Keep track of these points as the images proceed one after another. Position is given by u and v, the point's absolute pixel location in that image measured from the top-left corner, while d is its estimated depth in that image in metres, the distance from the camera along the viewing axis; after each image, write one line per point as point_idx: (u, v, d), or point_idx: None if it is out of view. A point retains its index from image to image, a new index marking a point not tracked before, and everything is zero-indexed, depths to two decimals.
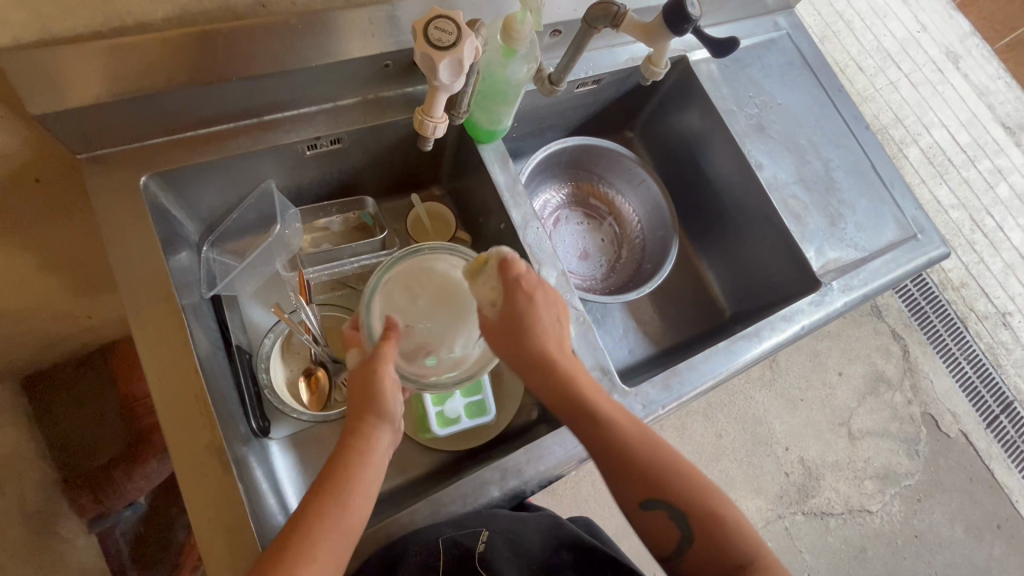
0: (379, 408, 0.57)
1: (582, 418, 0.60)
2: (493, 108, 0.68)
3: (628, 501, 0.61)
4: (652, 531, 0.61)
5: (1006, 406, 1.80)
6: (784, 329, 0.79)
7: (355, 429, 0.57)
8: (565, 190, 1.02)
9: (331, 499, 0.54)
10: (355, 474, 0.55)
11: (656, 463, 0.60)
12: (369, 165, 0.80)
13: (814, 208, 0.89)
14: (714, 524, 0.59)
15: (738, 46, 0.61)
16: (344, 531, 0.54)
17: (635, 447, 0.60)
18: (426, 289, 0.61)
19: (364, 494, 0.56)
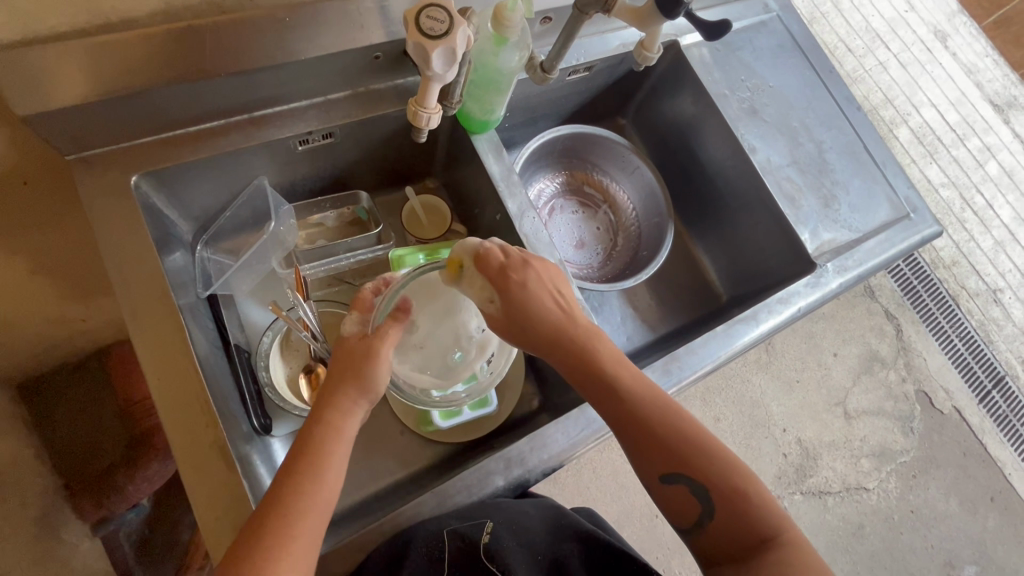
0: (361, 377, 0.57)
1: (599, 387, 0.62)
2: (486, 98, 0.67)
3: (647, 473, 0.61)
4: (672, 503, 0.60)
5: (998, 381, 1.83)
6: (781, 312, 0.79)
7: (334, 400, 0.57)
8: (559, 179, 1.02)
9: (308, 471, 0.53)
10: (332, 445, 0.55)
11: (676, 433, 0.60)
12: (362, 159, 0.80)
13: (808, 190, 0.89)
14: (736, 496, 0.58)
15: (729, 30, 0.61)
16: (320, 511, 0.52)
17: (655, 416, 0.60)
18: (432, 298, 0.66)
19: (340, 465, 0.55)
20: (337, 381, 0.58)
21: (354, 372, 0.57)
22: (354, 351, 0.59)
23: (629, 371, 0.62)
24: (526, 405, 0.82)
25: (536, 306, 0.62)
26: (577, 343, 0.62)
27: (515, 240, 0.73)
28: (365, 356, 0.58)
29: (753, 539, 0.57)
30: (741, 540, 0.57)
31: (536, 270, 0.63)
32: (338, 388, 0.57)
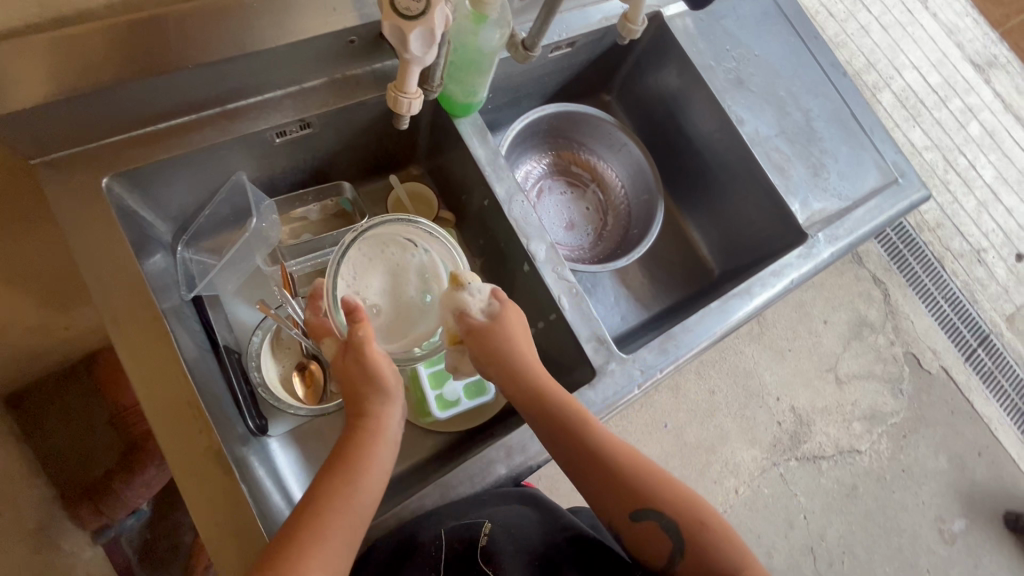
0: (381, 394, 0.62)
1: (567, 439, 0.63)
2: (467, 79, 0.65)
3: (618, 513, 0.64)
4: (644, 543, 0.62)
5: (983, 339, 1.86)
6: (775, 284, 0.79)
7: (366, 411, 0.62)
8: (546, 160, 1.00)
9: (343, 476, 0.57)
10: (370, 452, 0.60)
11: (641, 478, 0.64)
12: (343, 149, 0.77)
13: (797, 160, 0.88)
14: (702, 540, 0.61)
15: None
16: (358, 514, 0.56)
17: (618, 465, 0.64)
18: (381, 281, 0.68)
19: (376, 472, 0.59)
20: (357, 397, 0.62)
21: (374, 390, 0.62)
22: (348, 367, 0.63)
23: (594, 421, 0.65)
24: None
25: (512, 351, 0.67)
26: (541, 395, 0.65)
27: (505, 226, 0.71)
28: (356, 363, 0.61)
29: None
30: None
31: (509, 314, 0.68)
32: (360, 400, 0.62)
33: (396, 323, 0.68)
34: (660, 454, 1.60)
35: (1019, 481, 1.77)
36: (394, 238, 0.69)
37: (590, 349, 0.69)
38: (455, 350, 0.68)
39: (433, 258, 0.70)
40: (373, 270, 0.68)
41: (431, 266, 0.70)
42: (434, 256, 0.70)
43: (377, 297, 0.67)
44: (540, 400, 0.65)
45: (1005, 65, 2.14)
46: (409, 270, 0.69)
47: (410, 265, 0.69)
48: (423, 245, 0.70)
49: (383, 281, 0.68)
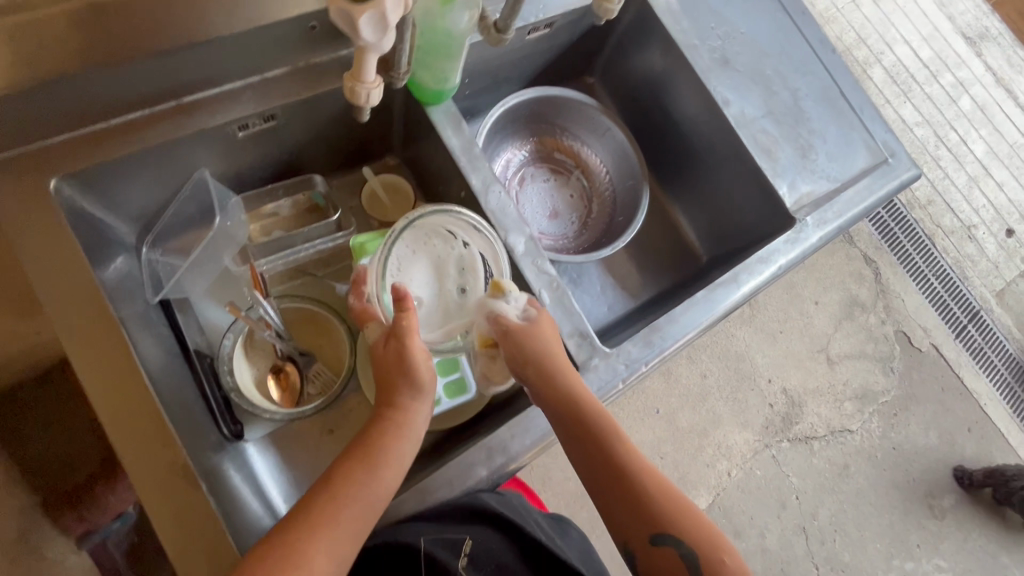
0: (411, 392, 0.62)
1: (598, 456, 0.65)
2: (437, 65, 0.61)
3: (636, 534, 0.63)
4: (657, 566, 0.63)
5: (974, 316, 1.87)
6: (763, 271, 0.76)
7: (394, 403, 0.62)
8: (527, 147, 0.96)
9: (362, 465, 0.58)
10: (389, 446, 0.60)
11: (667, 509, 0.63)
12: (313, 141, 0.74)
13: (785, 141, 0.85)
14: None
15: None
16: (371, 499, 0.57)
17: (648, 497, 0.64)
18: (422, 271, 0.68)
19: (391, 468, 0.59)
20: (389, 386, 0.62)
21: (407, 387, 0.62)
22: (385, 355, 0.63)
23: (631, 450, 0.66)
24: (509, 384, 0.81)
25: (557, 375, 0.63)
26: (581, 418, 0.63)
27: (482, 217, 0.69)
28: (396, 354, 0.62)
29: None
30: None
31: (549, 329, 0.65)
32: (392, 390, 0.62)
33: (439, 311, 0.67)
34: (652, 439, 1.60)
35: (1008, 455, 1.79)
36: (437, 229, 0.68)
37: (572, 345, 0.67)
38: (487, 351, 0.68)
39: (474, 249, 0.67)
40: (417, 259, 0.68)
41: (472, 256, 0.68)
42: (474, 247, 0.67)
43: (421, 284, 0.68)
44: (579, 423, 0.63)
45: (997, 37, 2.11)
46: (449, 259, 0.68)
47: (451, 254, 0.68)
48: (464, 235, 0.67)
49: (427, 271, 0.68)
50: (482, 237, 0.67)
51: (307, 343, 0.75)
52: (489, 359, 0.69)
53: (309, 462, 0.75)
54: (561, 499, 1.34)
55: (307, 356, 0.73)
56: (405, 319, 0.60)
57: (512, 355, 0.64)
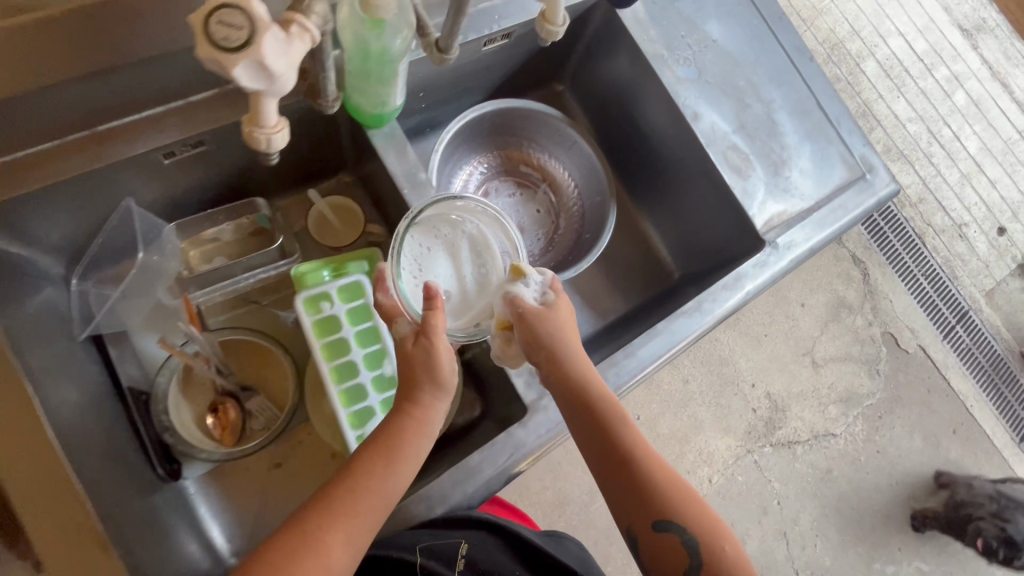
0: (435, 378, 0.57)
1: (603, 439, 0.61)
2: (372, 92, 0.57)
3: (639, 520, 0.60)
4: (659, 554, 0.59)
5: (962, 316, 1.84)
6: (728, 298, 0.73)
7: (415, 397, 0.57)
8: (491, 161, 0.92)
9: (379, 461, 0.55)
10: (408, 440, 0.56)
11: (673, 495, 0.60)
12: (254, 164, 0.70)
13: (756, 158, 0.81)
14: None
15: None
16: (384, 494, 0.55)
17: (652, 480, 0.60)
18: (439, 263, 0.68)
19: (410, 457, 0.56)
20: (410, 378, 0.57)
21: (428, 373, 0.56)
22: (414, 351, 0.57)
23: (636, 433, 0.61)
24: (466, 414, 0.78)
25: (569, 350, 0.63)
26: (586, 395, 0.61)
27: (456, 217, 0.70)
28: (421, 350, 0.57)
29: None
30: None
31: (563, 309, 0.63)
32: (414, 385, 0.57)
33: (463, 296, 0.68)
34: None
35: (993, 457, 1.77)
36: (444, 218, 0.69)
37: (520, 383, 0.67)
38: (501, 334, 0.63)
39: (485, 231, 0.70)
40: (432, 251, 0.68)
41: (481, 237, 0.70)
42: (482, 228, 0.70)
43: (443, 272, 0.68)
44: (585, 401, 0.61)
45: (995, 28, 2.05)
46: (461, 245, 0.69)
47: (462, 239, 0.70)
48: (469, 219, 0.70)
49: (445, 260, 0.68)
50: (486, 214, 0.70)
51: (249, 376, 0.72)
52: (503, 343, 0.63)
53: (254, 498, 0.72)
54: (537, 508, 1.33)
55: (249, 391, 0.71)
56: (435, 317, 0.57)
57: (526, 333, 0.61)
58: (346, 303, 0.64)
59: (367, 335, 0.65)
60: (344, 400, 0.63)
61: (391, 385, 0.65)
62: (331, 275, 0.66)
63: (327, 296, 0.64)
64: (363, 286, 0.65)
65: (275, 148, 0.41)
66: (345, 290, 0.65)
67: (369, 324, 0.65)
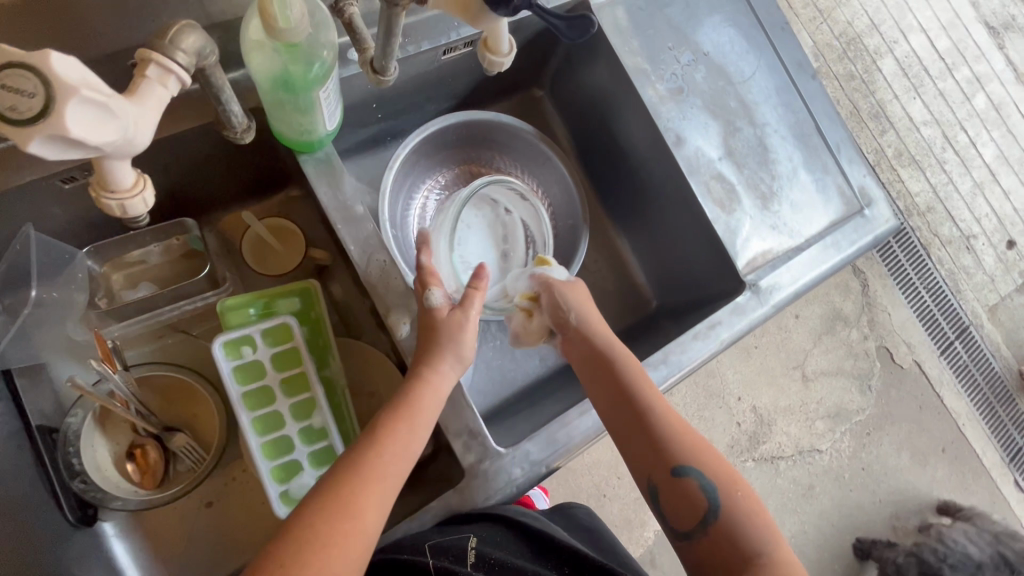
0: (455, 346, 0.57)
1: (620, 391, 0.62)
2: (296, 119, 0.49)
3: (659, 471, 0.60)
4: (679, 501, 0.59)
5: (962, 332, 1.77)
6: (698, 350, 0.67)
7: (430, 366, 0.56)
8: (455, 175, 0.84)
9: (402, 425, 0.53)
10: (425, 408, 0.54)
11: (690, 444, 0.61)
12: (177, 183, 0.63)
13: (743, 189, 0.73)
14: (735, 527, 0.57)
15: (595, 28, 0.41)
16: (408, 457, 0.53)
17: (668, 431, 0.61)
18: (477, 237, 0.77)
19: (427, 424, 0.54)
20: (426, 348, 0.57)
21: (450, 335, 0.57)
22: (448, 318, 0.58)
23: (649, 386, 0.62)
24: None
25: (589, 315, 0.67)
26: (603, 355, 0.65)
27: (494, 196, 0.78)
28: (451, 321, 0.57)
29: (737, 561, 0.56)
30: (724, 563, 0.57)
31: (585, 298, 0.69)
32: (432, 352, 0.56)
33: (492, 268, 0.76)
34: None
35: (982, 478, 1.72)
36: (483, 205, 0.78)
37: (458, 447, 0.58)
38: (525, 309, 0.69)
39: (522, 216, 0.79)
40: (470, 229, 0.77)
41: (518, 221, 0.79)
42: (518, 214, 0.79)
43: (477, 248, 0.76)
44: (601, 359, 0.64)
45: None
46: (497, 227, 0.78)
47: (499, 222, 0.79)
48: (507, 204, 0.78)
49: (481, 238, 0.77)
50: (523, 201, 0.78)
51: (176, 413, 0.67)
52: (524, 318, 0.69)
53: (180, 540, 0.68)
54: None
55: (173, 430, 0.65)
56: (474, 297, 0.59)
57: (551, 303, 0.68)
58: (271, 347, 0.59)
59: (295, 382, 0.59)
60: (266, 453, 0.58)
61: (319, 437, 0.59)
62: (258, 314, 0.61)
63: (250, 339, 0.58)
64: (290, 329, 0.59)
65: (137, 212, 0.36)
66: (270, 332, 0.59)
67: (296, 370, 0.59)
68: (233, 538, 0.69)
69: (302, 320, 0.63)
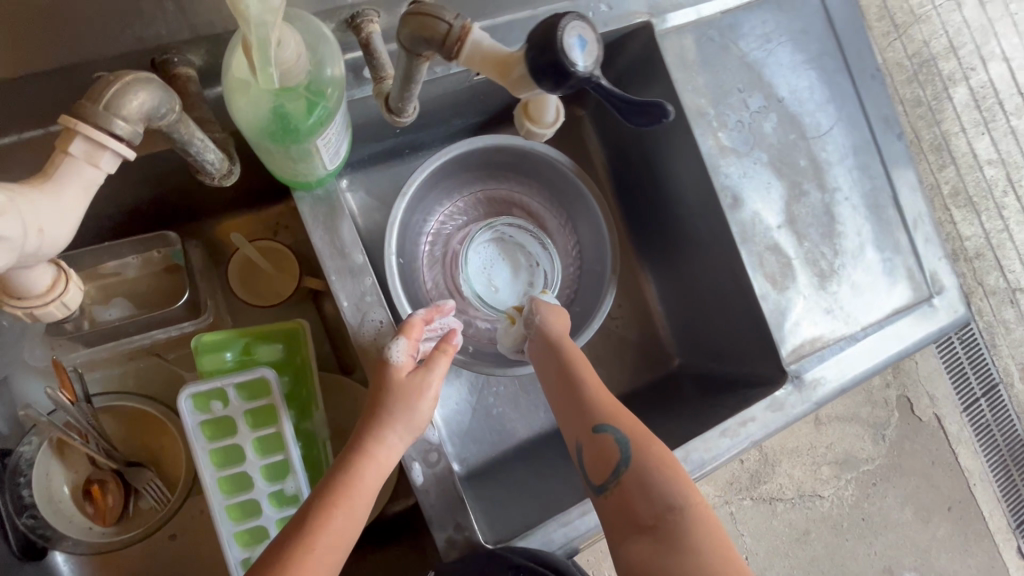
0: (407, 414, 0.48)
1: (549, 352, 0.60)
2: (289, 162, 0.41)
3: (577, 430, 0.56)
4: (594, 456, 0.54)
5: (990, 389, 1.46)
6: (725, 447, 0.60)
7: (371, 437, 0.48)
8: (475, 200, 0.75)
9: (337, 507, 0.44)
10: (365, 482, 0.46)
11: (606, 402, 0.56)
12: (156, 194, 0.55)
13: (800, 264, 0.64)
14: (645, 476, 0.52)
15: (667, 113, 0.36)
16: (342, 541, 0.44)
17: (588, 388, 0.57)
18: (502, 264, 0.73)
19: (366, 501, 0.46)
20: (370, 415, 0.48)
21: (401, 401, 0.48)
22: (407, 381, 0.49)
23: (583, 359, 0.59)
24: (400, 501, 0.69)
25: (550, 316, 0.62)
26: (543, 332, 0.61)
27: (526, 235, 0.74)
28: (413, 392, 0.49)
29: (651, 517, 0.51)
30: (633, 517, 0.51)
31: (562, 317, 0.62)
32: (376, 419, 0.48)
33: (501, 305, 0.71)
34: None
35: (996, 560, 1.42)
36: (522, 241, 0.74)
37: (441, 540, 0.53)
38: (513, 319, 0.66)
39: (547, 270, 0.74)
40: (500, 257, 0.74)
41: (542, 271, 0.74)
42: (547, 265, 0.74)
43: (493, 278, 0.73)
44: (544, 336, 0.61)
45: None
46: (522, 267, 0.74)
47: (526, 263, 0.74)
48: (542, 254, 0.74)
49: (505, 269, 0.73)
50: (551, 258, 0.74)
51: (142, 446, 0.61)
52: (507, 325, 0.66)
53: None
54: None
55: (137, 466, 0.60)
56: (439, 359, 0.50)
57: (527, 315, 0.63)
58: (245, 402, 0.52)
59: (269, 442, 0.53)
60: (231, 515, 0.52)
61: (290, 502, 0.53)
62: (236, 359, 0.55)
63: (223, 393, 0.52)
64: (268, 382, 0.53)
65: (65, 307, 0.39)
66: (246, 385, 0.53)
67: (271, 429, 0.53)
68: None
69: (284, 368, 0.56)
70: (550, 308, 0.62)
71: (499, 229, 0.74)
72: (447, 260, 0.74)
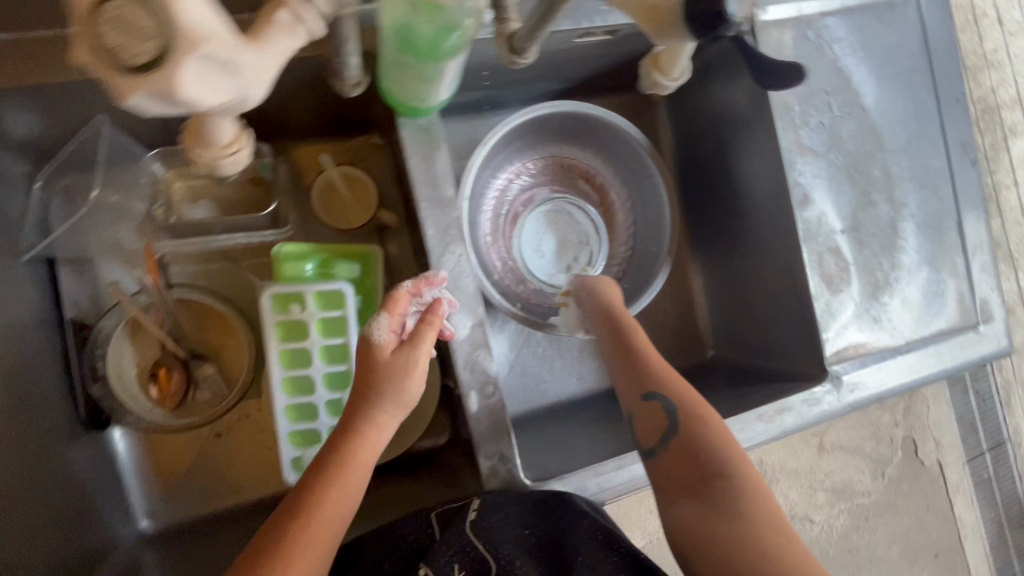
0: (395, 391, 0.48)
1: (605, 322, 0.62)
2: (411, 81, 0.47)
3: (630, 395, 0.59)
4: (646, 421, 0.57)
5: (997, 445, 1.46)
6: (758, 431, 0.62)
7: (359, 416, 0.48)
8: (546, 165, 0.77)
9: (334, 484, 0.46)
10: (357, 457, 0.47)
11: (660, 371, 0.58)
12: (266, 104, 0.58)
13: (856, 271, 0.66)
14: (696, 444, 0.54)
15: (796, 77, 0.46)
16: (341, 515, 0.45)
17: (644, 357, 0.59)
18: (553, 236, 0.78)
19: (360, 475, 0.47)
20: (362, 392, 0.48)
21: (387, 380, 0.48)
22: (391, 361, 0.48)
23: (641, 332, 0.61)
24: (433, 437, 0.72)
25: (601, 288, 0.65)
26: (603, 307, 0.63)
27: (581, 212, 0.79)
28: (398, 370, 0.48)
29: (700, 481, 0.53)
30: (682, 481, 0.53)
31: (612, 290, 0.65)
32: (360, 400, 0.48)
33: (543, 273, 0.77)
34: None
35: None
36: (578, 219, 0.79)
37: (484, 468, 0.55)
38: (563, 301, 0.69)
39: (593, 250, 0.78)
40: (554, 228, 0.78)
41: (588, 251, 0.78)
42: (593, 246, 0.78)
43: (541, 246, 0.77)
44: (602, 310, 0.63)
45: None
46: (571, 243, 0.78)
47: (576, 240, 0.78)
48: (592, 235, 0.78)
49: (555, 241, 0.78)
50: (598, 241, 0.78)
51: (204, 341, 0.65)
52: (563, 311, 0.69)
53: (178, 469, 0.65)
54: None
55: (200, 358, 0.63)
56: (423, 333, 0.48)
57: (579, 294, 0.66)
58: (320, 310, 0.55)
59: (334, 351, 0.56)
60: (289, 416, 0.55)
61: None
62: (314, 271, 0.58)
63: (302, 298, 0.55)
64: (344, 296, 0.56)
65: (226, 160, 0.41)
66: (324, 295, 0.55)
67: (340, 340, 0.56)
68: (226, 479, 0.65)
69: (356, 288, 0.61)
70: (593, 292, 0.64)
71: (558, 202, 0.79)
72: (509, 218, 0.76)
